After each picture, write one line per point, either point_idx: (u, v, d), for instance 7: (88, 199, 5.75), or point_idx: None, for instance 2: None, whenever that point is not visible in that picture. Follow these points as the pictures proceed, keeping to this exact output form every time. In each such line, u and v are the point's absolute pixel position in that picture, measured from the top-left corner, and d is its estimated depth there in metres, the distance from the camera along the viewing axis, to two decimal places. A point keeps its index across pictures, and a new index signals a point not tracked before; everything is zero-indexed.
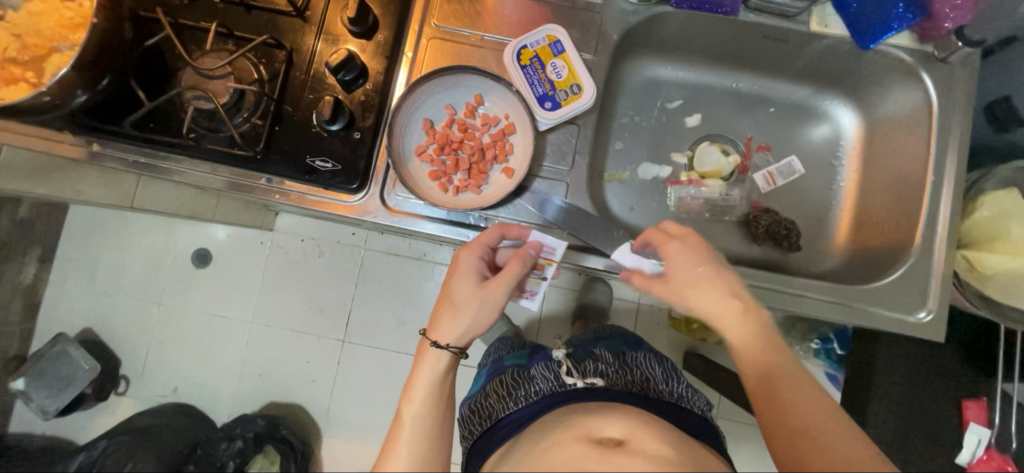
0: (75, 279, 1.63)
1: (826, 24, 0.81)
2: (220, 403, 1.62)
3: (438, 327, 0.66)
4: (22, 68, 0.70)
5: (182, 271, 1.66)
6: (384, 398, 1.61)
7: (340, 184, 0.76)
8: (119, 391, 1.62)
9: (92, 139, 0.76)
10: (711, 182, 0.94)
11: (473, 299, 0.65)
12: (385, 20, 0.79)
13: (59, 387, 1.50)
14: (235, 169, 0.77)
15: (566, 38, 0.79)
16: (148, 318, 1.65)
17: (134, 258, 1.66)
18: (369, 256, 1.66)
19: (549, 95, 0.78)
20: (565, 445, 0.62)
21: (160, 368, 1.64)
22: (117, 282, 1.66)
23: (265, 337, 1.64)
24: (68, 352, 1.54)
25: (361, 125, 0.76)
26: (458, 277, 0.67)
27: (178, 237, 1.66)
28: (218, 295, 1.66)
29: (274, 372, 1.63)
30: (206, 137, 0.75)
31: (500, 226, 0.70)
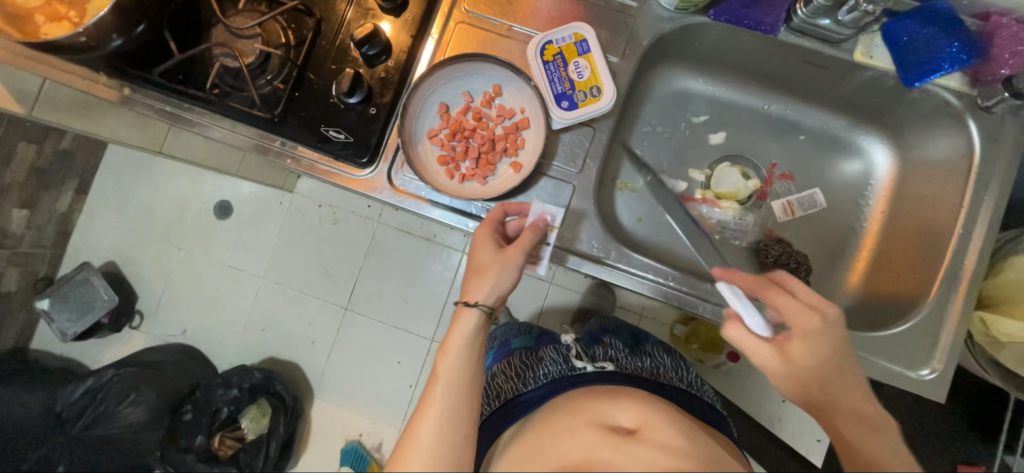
0: (106, 213, 1.71)
1: (871, 55, 0.76)
2: (223, 351, 1.68)
3: (466, 292, 0.66)
4: (66, 7, 0.73)
5: (203, 220, 1.72)
6: (378, 370, 1.65)
7: (350, 157, 0.77)
8: (133, 325, 1.70)
9: (124, 83, 0.79)
10: (726, 204, 0.92)
11: (497, 261, 0.66)
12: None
13: (80, 313, 1.59)
14: (253, 129, 0.79)
15: (593, 38, 0.77)
16: (168, 260, 1.72)
17: (160, 201, 1.73)
18: (381, 230, 1.69)
19: (567, 95, 0.76)
20: (579, 430, 0.66)
21: (172, 309, 1.71)
22: (143, 222, 1.73)
23: (274, 294, 1.70)
24: (91, 281, 1.62)
25: (378, 101, 0.77)
26: (478, 245, 0.69)
27: (204, 187, 1.72)
28: (234, 247, 1.72)
29: (278, 329, 1.69)
30: (229, 94, 0.78)
31: (507, 203, 0.74)
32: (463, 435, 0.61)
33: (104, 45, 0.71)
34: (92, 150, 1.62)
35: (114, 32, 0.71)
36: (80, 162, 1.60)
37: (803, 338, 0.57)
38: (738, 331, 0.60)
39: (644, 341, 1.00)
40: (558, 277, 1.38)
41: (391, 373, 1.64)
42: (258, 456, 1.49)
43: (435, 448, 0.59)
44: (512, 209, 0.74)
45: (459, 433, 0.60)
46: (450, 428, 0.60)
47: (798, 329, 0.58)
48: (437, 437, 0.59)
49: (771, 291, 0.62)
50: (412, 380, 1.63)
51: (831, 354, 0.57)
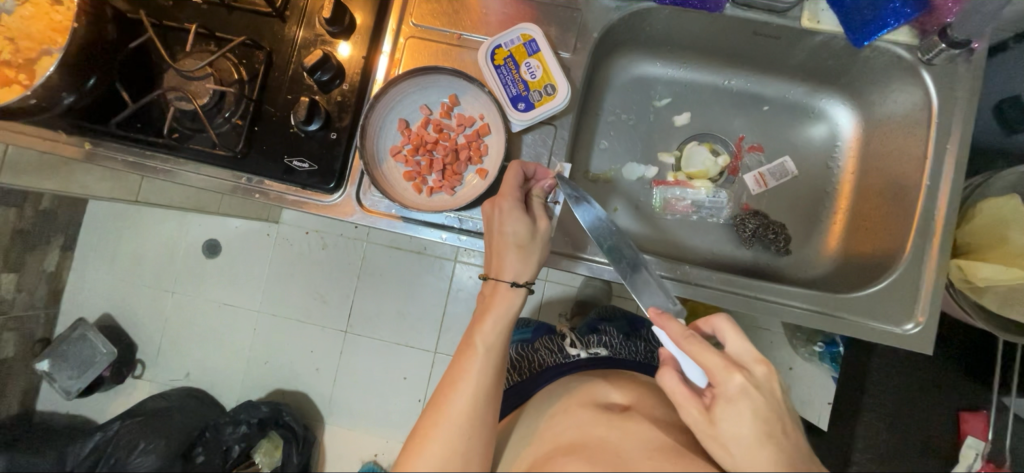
0: (96, 267, 1.72)
1: (818, 20, 0.76)
2: (228, 389, 1.68)
3: (511, 271, 0.67)
4: (15, 71, 0.72)
5: (194, 262, 1.73)
6: (385, 388, 1.65)
7: (317, 184, 0.77)
8: (136, 374, 1.71)
9: (85, 138, 0.79)
10: (699, 183, 0.92)
11: (532, 237, 0.68)
12: (362, 20, 0.79)
13: (82, 369, 1.59)
14: (218, 169, 0.80)
15: (541, 36, 0.77)
16: (162, 305, 1.72)
17: (148, 247, 1.73)
18: (371, 249, 1.69)
19: (523, 96, 0.76)
20: (572, 410, 0.66)
21: (173, 354, 1.71)
22: (133, 271, 1.73)
23: (272, 326, 1.70)
24: (88, 336, 1.62)
25: (338, 126, 0.77)
26: (509, 218, 0.67)
27: (190, 228, 1.72)
28: (227, 285, 1.72)
29: (279, 361, 1.68)
30: (189, 137, 0.78)
31: (519, 163, 0.71)
32: (492, 412, 0.61)
33: (55, 104, 0.72)
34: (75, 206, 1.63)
35: (64, 90, 0.71)
36: (63, 219, 1.61)
37: (726, 402, 0.54)
38: (671, 379, 0.58)
39: (640, 330, 0.99)
40: (551, 275, 1.37)
41: (398, 389, 1.64)
42: None
43: (462, 424, 0.59)
44: (523, 168, 0.71)
45: (489, 410, 0.61)
46: (481, 406, 0.61)
47: (721, 391, 0.54)
48: (470, 413, 0.60)
49: (695, 345, 0.58)
50: (420, 394, 1.63)
51: (758, 418, 0.52)
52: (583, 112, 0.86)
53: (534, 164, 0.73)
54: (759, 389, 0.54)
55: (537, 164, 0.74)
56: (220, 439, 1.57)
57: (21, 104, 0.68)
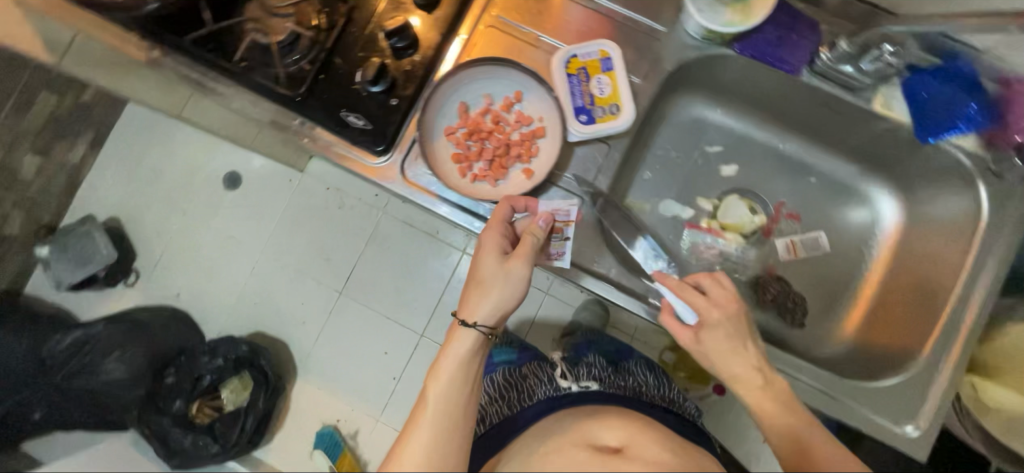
0: (115, 169, 1.73)
1: (891, 107, 0.77)
2: (213, 319, 1.69)
3: (467, 309, 0.68)
4: None
5: (212, 189, 1.74)
6: (365, 358, 1.65)
7: (365, 144, 0.78)
8: (128, 282, 1.71)
9: (153, 45, 0.79)
10: (730, 236, 0.93)
11: (499, 275, 0.68)
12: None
13: (79, 263, 1.63)
14: (275, 105, 0.80)
15: (618, 56, 0.78)
16: (170, 223, 1.73)
17: (171, 163, 1.74)
18: (385, 220, 1.70)
19: (586, 109, 0.77)
20: (565, 450, 0.67)
21: (168, 273, 1.72)
22: (151, 183, 1.74)
23: (271, 270, 1.70)
24: (92, 234, 1.64)
25: (400, 93, 0.78)
26: (479, 255, 0.70)
27: (215, 157, 1.75)
28: (237, 219, 1.73)
29: (269, 305, 1.69)
30: (252, 68, 0.77)
31: (509, 199, 0.73)
32: (451, 457, 0.65)
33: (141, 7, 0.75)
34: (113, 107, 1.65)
35: None
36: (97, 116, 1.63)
37: (709, 329, 0.65)
38: (666, 319, 0.69)
39: (627, 360, 1.01)
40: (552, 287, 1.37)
41: (377, 363, 1.65)
42: (233, 429, 1.53)
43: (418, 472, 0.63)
44: (516, 204, 0.73)
45: (447, 458, 0.64)
46: (437, 453, 0.64)
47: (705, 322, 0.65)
48: (426, 460, 0.64)
49: (682, 287, 0.68)
50: (396, 372, 1.64)
51: (733, 337, 0.64)
52: (639, 140, 0.86)
53: (530, 199, 0.73)
54: (737, 316, 0.64)
55: (532, 198, 0.75)
56: (194, 367, 1.56)
57: None
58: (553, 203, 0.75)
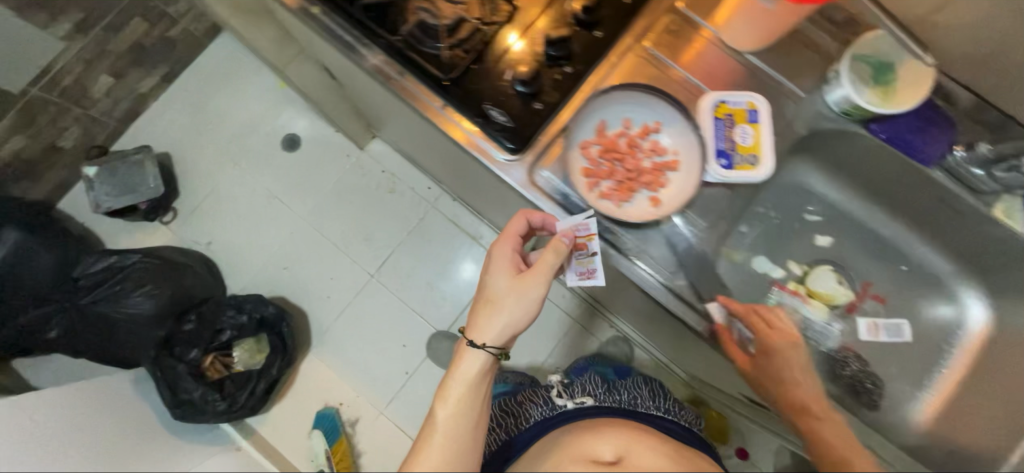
0: (176, 106, 1.74)
1: (1010, 216, 0.80)
2: (237, 274, 1.68)
3: (477, 328, 0.74)
4: None
5: (266, 145, 1.74)
6: (380, 347, 1.63)
7: (501, 139, 0.79)
8: (164, 220, 1.69)
9: (316, 3, 0.82)
10: (818, 304, 0.92)
11: (510, 292, 0.74)
12: (609, 23, 0.82)
13: (122, 191, 1.60)
14: (415, 81, 0.80)
15: (765, 111, 0.79)
16: (218, 170, 1.73)
17: (234, 112, 1.75)
18: (432, 213, 1.71)
19: (726, 153, 0.78)
20: (566, 467, 0.72)
21: (202, 220, 1.70)
22: (205, 125, 1.74)
23: (305, 237, 1.70)
24: (144, 165, 1.62)
25: (545, 99, 0.80)
26: (492, 273, 0.76)
27: (278, 116, 1.76)
28: (284, 180, 1.73)
29: (295, 272, 1.68)
30: (409, 44, 0.80)
31: (526, 213, 0.77)
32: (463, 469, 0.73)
33: None
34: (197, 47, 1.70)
35: None
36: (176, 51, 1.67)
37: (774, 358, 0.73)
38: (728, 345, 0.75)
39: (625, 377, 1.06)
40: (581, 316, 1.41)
41: (391, 355, 1.62)
42: (242, 391, 1.47)
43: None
44: (533, 220, 0.77)
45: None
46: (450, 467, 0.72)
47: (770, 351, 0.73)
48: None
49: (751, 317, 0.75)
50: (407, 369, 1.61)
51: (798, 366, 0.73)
52: (757, 196, 0.87)
53: (545, 216, 0.76)
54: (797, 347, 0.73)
55: (550, 215, 0.77)
56: (218, 317, 1.53)
57: None
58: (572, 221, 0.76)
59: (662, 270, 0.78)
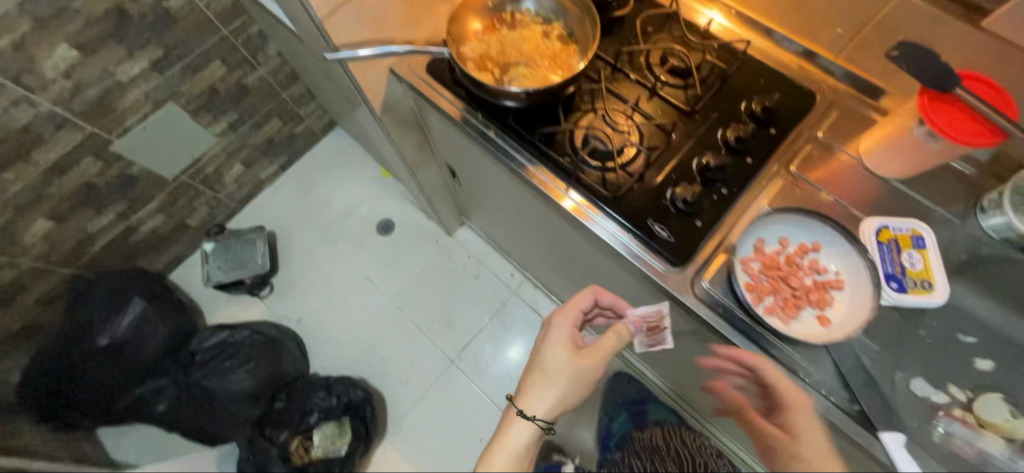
0: (291, 195, 2.18)
1: None
2: (324, 351, 1.91)
3: (532, 391, 0.92)
4: (494, 65, 0.91)
5: (368, 230, 2.11)
6: (460, 430, 1.78)
7: (664, 253, 0.83)
8: (261, 294, 2.00)
9: (494, 127, 0.95)
10: (993, 437, 0.79)
11: (568, 367, 0.91)
12: (762, 148, 0.89)
13: (231, 267, 1.96)
14: (581, 197, 0.90)
15: (931, 236, 0.79)
16: (317, 251, 2.08)
17: (342, 199, 2.17)
18: (514, 301, 1.95)
19: (897, 277, 0.77)
20: None
21: (299, 297, 2.00)
22: (316, 211, 2.15)
23: (393, 318, 1.96)
24: (255, 242, 2.00)
25: (704, 217, 0.85)
26: (553, 351, 0.93)
27: (378, 204, 2.15)
28: (383, 268, 2.04)
29: (381, 351, 1.90)
30: (577, 165, 0.89)
31: (594, 291, 0.97)
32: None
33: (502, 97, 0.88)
34: (342, 160, 2.24)
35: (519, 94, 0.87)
36: (296, 147, 2.19)
37: None
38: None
39: (646, 428, 1.45)
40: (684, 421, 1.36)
41: (469, 447, 1.75)
42: None
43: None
44: (598, 297, 0.97)
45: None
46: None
47: None
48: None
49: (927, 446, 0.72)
50: None
51: None
52: (925, 319, 0.83)
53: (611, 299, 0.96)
54: None
55: (617, 298, 0.97)
56: (309, 400, 1.62)
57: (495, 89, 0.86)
58: (638, 313, 0.94)
59: (831, 389, 0.77)
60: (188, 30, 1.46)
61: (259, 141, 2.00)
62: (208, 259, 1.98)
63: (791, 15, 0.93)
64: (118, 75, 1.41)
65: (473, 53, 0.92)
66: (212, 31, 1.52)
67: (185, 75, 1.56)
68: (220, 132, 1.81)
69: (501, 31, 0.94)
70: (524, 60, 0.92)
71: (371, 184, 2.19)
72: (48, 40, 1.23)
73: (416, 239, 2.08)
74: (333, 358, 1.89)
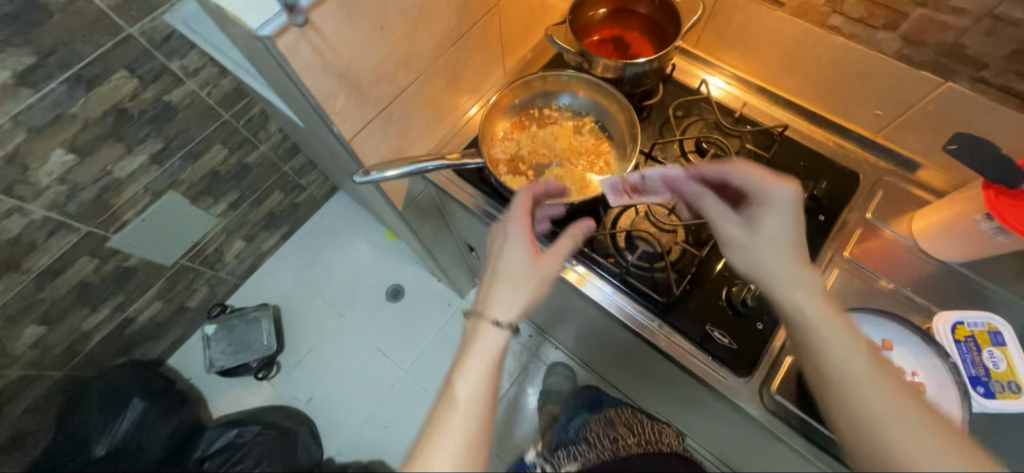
0: (293, 266, 2.08)
1: None
2: (337, 435, 1.78)
3: (492, 305, 0.66)
4: (528, 166, 0.87)
5: (376, 297, 2.02)
6: None
7: (728, 362, 0.78)
8: (266, 376, 1.86)
9: None
10: None
11: (529, 264, 0.69)
12: (813, 238, 0.85)
13: (236, 350, 1.84)
14: (633, 303, 0.84)
15: (1009, 331, 0.75)
16: (326, 325, 1.97)
17: (346, 267, 2.08)
18: None
19: (982, 380, 0.72)
20: None
21: (309, 376, 1.88)
22: (321, 281, 2.06)
23: (409, 391, 1.85)
24: (259, 322, 1.88)
25: (766, 318, 0.79)
26: (504, 255, 0.70)
27: (387, 270, 2.07)
28: (395, 337, 1.95)
29: (398, 428, 1.79)
30: (624, 266, 0.84)
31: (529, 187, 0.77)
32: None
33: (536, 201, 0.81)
34: (345, 225, 2.16)
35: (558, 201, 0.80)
36: (298, 215, 2.09)
37: None
38: None
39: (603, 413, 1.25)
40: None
41: None
42: None
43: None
44: (534, 192, 0.77)
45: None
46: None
47: None
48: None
49: None
50: None
51: None
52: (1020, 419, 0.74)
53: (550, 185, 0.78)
54: None
55: (548, 183, 0.79)
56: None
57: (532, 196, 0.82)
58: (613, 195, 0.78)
59: None
60: (189, 121, 1.39)
61: (259, 217, 1.90)
62: (208, 343, 1.86)
63: (824, 96, 0.92)
64: (116, 172, 1.31)
65: (504, 153, 0.89)
66: (212, 117, 1.44)
67: (185, 162, 1.47)
68: (221, 211, 1.71)
69: (530, 128, 0.91)
70: (556, 158, 0.88)
71: (378, 250, 2.11)
72: (42, 148, 1.14)
73: (427, 304, 2.01)
74: (349, 441, 1.76)
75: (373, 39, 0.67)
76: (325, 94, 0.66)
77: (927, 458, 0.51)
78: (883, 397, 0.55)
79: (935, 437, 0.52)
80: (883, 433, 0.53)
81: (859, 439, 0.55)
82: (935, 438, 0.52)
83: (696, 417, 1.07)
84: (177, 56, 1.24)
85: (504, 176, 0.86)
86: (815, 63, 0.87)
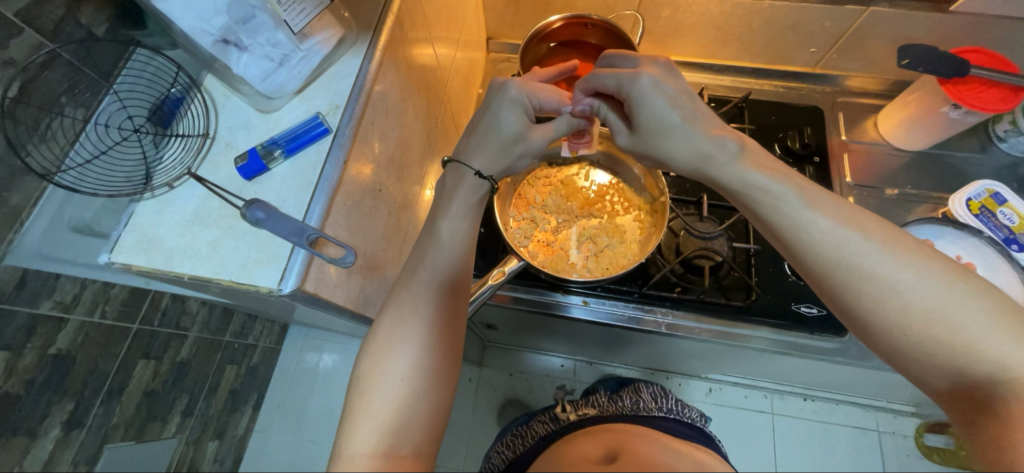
0: (282, 424, 1.34)
1: None
2: None
3: (476, 159, 0.59)
4: (556, 238, 0.80)
5: None
6: None
7: (829, 329, 0.79)
8: None
9: (586, 296, 0.82)
10: None
11: (520, 129, 0.59)
12: (823, 176, 0.89)
13: None
14: (718, 319, 0.82)
15: (1005, 188, 0.82)
16: None
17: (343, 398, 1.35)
18: None
19: (1013, 238, 0.80)
20: None
21: None
22: (324, 430, 1.32)
23: None
24: None
25: None
26: (500, 110, 0.58)
27: None
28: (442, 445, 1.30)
29: None
30: (692, 290, 0.81)
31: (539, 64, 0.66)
32: (447, 383, 0.49)
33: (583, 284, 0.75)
34: (313, 340, 1.40)
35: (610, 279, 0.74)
36: (261, 374, 1.32)
37: None
38: None
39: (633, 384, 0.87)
40: (884, 423, 1.25)
41: None
42: None
43: (403, 408, 0.46)
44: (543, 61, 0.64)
45: (440, 390, 0.48)
46: (428, 378, 0.48)
47: None
48: (423, 388, 0.47)
49: None
50: None
51: None
52: None
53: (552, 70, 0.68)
54: None
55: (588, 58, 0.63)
56: None
57: (578, 274, 0.76)
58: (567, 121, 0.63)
59: None
60: (93, 356, 0.80)
61: (220, 403, 1.16)
62: None
63: (762, 52, 0.97)
64: None
65: (528, 238, 0.79)
66: (122, 336, 0.84)
67: (111, 406, 0.85)
68: (178, 427, 1.05)
69: (535, 199, 0.83)
70: (578, 219, 0.81)
71: None
72: None
73: None
74: None
75: (375, 207, 0.55)
76: (356, 296, 0.53)
77: (897, 274, 0.45)
78: (834, 232, 0.48)
79: (906, 252, 0.46)
80: (831, 248, 0.48)
81: (823, 276, 0.49)
82: (893, 251, 0.46)
83: (792, 373, 1.06)
84: (46, 294, 0.69)
85: (542, 265, 0.77)
86: (748, 28, 0.91)
